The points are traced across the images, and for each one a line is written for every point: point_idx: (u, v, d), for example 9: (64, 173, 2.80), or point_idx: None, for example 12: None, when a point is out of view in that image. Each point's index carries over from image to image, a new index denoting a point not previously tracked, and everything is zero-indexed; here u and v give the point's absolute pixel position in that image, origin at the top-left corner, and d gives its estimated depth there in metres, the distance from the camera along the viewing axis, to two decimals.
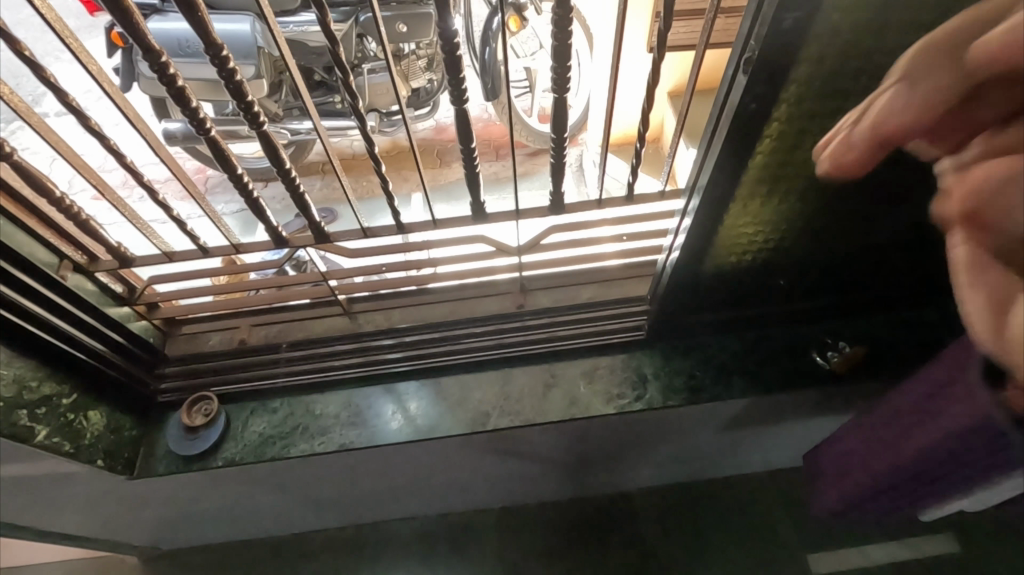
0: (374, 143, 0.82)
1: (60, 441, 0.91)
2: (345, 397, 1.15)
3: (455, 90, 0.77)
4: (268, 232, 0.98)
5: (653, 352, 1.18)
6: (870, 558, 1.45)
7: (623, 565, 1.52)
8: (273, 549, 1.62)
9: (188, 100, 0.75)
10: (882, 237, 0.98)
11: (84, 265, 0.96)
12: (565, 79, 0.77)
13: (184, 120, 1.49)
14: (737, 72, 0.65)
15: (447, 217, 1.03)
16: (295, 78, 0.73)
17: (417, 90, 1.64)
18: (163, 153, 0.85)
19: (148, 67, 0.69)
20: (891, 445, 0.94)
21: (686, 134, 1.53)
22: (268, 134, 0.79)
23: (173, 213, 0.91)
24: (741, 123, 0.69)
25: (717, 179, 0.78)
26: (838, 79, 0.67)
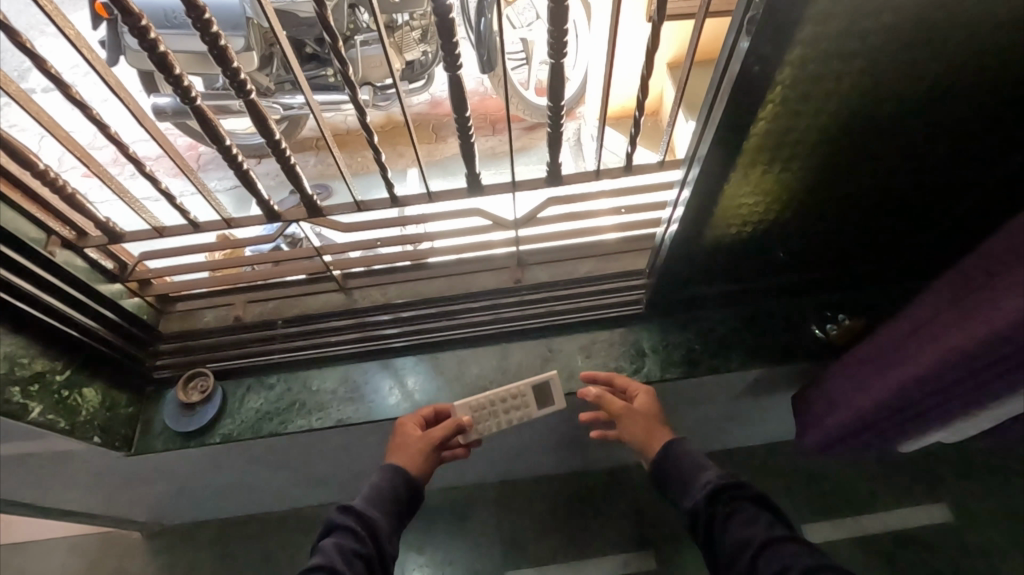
0: (367, 115, 0.85)
1: (55, 418, 0.90)
2: (341, 372, 1.15)
3: (449, 56, 0.74)
4: (260, 206, 0.97)
5: (651, 326, 1.17)
6: (865, 527, 1.47)
7: (620, 535, 1.54)
8: (275, 522, 1.64)
9: (170, 66, 0.72)
10: (883, 207, 0.97)
11: (73, 240, 0.95)
12: (561, 44, 0.74)
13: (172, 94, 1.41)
14: (739, 35, 0.63)
15: (443, 190, 1.01)
16: (277, 35, 0.71)
17: (411, 63, 1.60)
18: (151, 125, 0.83)
19: (129, 32, 0.67)
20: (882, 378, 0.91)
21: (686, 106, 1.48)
22: (256, 103, 0.77)
23: (162, 186, 0.89)
24: (743, 88, 0.67)
25: (717, 147, 0.76)
26: (844, 41, 0.64)
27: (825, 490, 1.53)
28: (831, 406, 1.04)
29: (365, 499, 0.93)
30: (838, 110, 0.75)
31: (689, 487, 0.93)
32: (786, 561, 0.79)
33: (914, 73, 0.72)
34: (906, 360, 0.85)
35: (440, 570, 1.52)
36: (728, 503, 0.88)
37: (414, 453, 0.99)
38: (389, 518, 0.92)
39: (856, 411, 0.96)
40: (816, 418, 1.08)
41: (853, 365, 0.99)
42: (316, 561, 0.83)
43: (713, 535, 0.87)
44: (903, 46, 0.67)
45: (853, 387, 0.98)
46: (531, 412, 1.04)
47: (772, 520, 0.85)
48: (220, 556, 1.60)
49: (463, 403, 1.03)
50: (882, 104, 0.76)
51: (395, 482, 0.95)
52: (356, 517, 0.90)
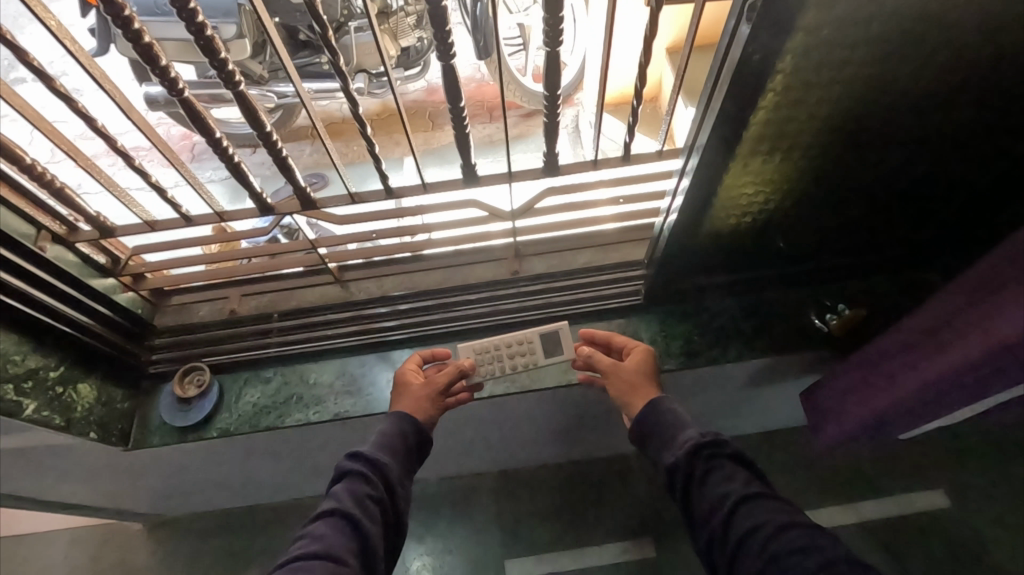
0: (358, 106, 0.83)
1: (50, 415, 0.89)
2: (339, 365, 1.14)
3: (442, 45, 0.73)
4: (253, 199, 0.96)
5: (650, 317, 1.16)
6: (862, 513, 1.48)
7: (619, 523, 1.54)
8: (275, 511, 1.65)
9: (156, 57, 0.70)
10: (884, 196, 0.96)
11: (64, 235, 0.93)
12: (557, 31, 0.73)
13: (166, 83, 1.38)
14: (739, 22, 0.61)
15: (438, 181, 1.00)
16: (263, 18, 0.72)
17: (407, 49, 1.57)
18: (138, 117, 0.82)
19: (110, 20, 0.65)
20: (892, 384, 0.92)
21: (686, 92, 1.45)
22: (246, 95, 0.76)
23: (151, 179, 0.88)
24: (743, 78, 0.65)
25: (716, 136, 0.75)
26: (848, 28, 0.63)
27: (824, 477, 1.54)
28: (845, 405, 1.04)
29: (374, 444, 0.90)
30: (840, 99, 0.74)
31: (668, 442, 0.88)
32: (762, 518, 0.75)
33: (918, 61, 0.70)
34: (923, 362, 0.85)
35: (440, 558, 1.53)
36: (708, 460, 0.83)
37: (422, 399, 0.98)
38: (399, 462, 0.90)
39: (872, 411, 0.97)
40: (830, 416, 1.09)
41: (865, 365, 0.99)
42: (330, 505, 0.81)
43: (687, 490, 0.83)
44: (907, 33, 0.66)
45: (868, 387, 0.98)
46: (536, 360, 1.06)
47: (750, 478, 0.81)
48: (221, 546, 1.61)
49: (467, 346, 1.06)
50: (885, 92, 0.74)
51: (403, 428, 0.92)
52: (367, 463, 0.87)
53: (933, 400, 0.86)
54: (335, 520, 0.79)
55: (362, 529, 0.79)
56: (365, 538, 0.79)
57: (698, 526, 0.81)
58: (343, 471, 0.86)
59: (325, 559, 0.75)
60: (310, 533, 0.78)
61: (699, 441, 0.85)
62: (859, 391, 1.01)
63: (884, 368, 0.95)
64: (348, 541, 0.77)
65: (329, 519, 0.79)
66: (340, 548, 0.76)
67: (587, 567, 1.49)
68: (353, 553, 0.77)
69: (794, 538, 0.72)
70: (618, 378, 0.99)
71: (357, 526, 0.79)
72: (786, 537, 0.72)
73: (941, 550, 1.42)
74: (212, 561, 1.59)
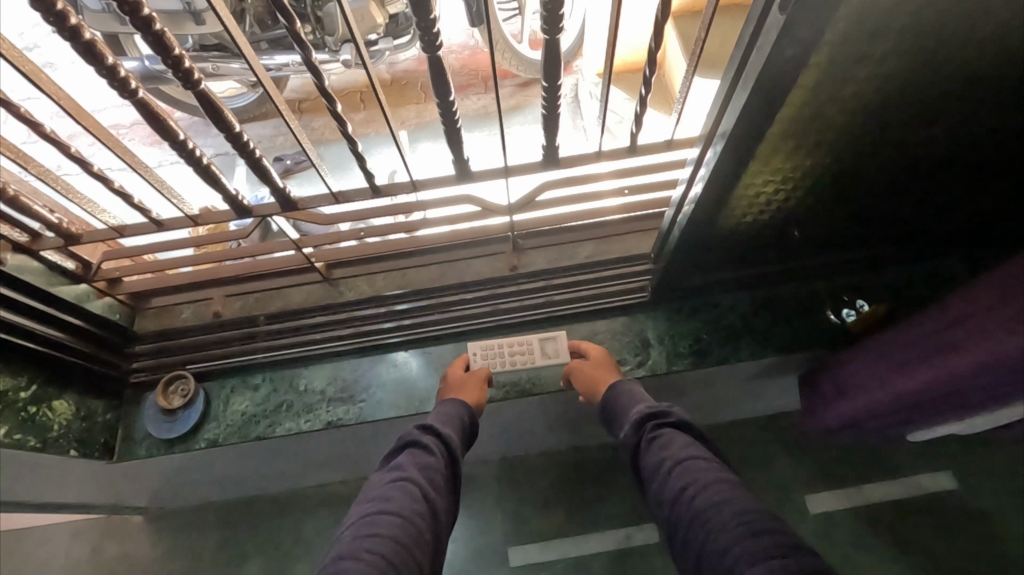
0: (332, 96, 0.72)
1: (22, 437, 0.85)
2: (331, 370, 1.09)
3: (427, 35, 0.64)
4: (228, 202, 0.88)
5: (656, 314, 1.10)
6: (867, 497, 1.47)
7: (623, 510, 1.52)
8: (273, 501, 1.62)
9: (102, 56, 0.60)
10: (912, 189, 0.88)
11: (27, 244, 0.86)
12: (557, 16, 0.64)
13: (144, 58, 1.30)
14: (768, 12, 0.53)
15: (427, 178, 0.92)
16: (236, 40, 0.60)
17: (395, 16, 1.42)
18: (87, 119, 0.69)
19: (43, 19, 0.54)
20: (894, 375, 0.87)
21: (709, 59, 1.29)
22: (209, 95, 0.67)
23: (115, 184, 0.79)
24: (771, 73, 0.57)
25: (735, 136, 0.67)
26: (892, 19, 0.55)
27: (830, 461, 1.52)
28: (833, 397, 1.03)
29: (436, 420, 0.87)
30: (876, 92, 0.66)
31: (623, 420, 0.89)
32: (689, 479, 0.72)
33: (965, 52, 0.62)
34: (923, 362, 0.81)
35: None
36: (654, 429, 0.82)
37: (474, 388, 0.97)
38: (459, 440, 0.87)
39: (858, 409, 0.95)
40: (819, 404, 1.08)
41: (857, 360, 0.97)
42: (396, 472, 0.77)
43: (640, 460, 0.82)
44: (959, 22, 0.58)
45: (855, 381, 0.97)
46: (533, 361, 1.04)
47: (692, 442, 0.79)
48: (220, 539, 1.59)
49: (475, 343, 1.05)
50: (924, 84, 0.67)
51: (463, 411, 0.90)
52: (430, 436, 0.83)
53: (936, 398, 0.81)
54: (403, 484, 0.75)
55: (429, 496, 0.75)
56: (433, 505, 0.74)
57: (650, 494, 0.78)
58: (407, 440, 0.82)
59: (396, 520, 0.70)
60: (376, 496, 0.74)
61: (644, 415, 0.85)
62: (857, 379, 0.96)
63: (888, 357, 0.89)
64: (418, 506, 0.73)
65: (398, 483, 0.75)
66: (409, 509, 0.71)
67: (591, 555, 1.48)
68: (422, 518, 0.72)
69: (712, 494, 0.69)
70: (580, 371, 0.99)
71: (424, 493, 0.75)
72: (705, 493, 0.69)
73: (944, 529, 1.43)
74: (212, 554, 1.57)
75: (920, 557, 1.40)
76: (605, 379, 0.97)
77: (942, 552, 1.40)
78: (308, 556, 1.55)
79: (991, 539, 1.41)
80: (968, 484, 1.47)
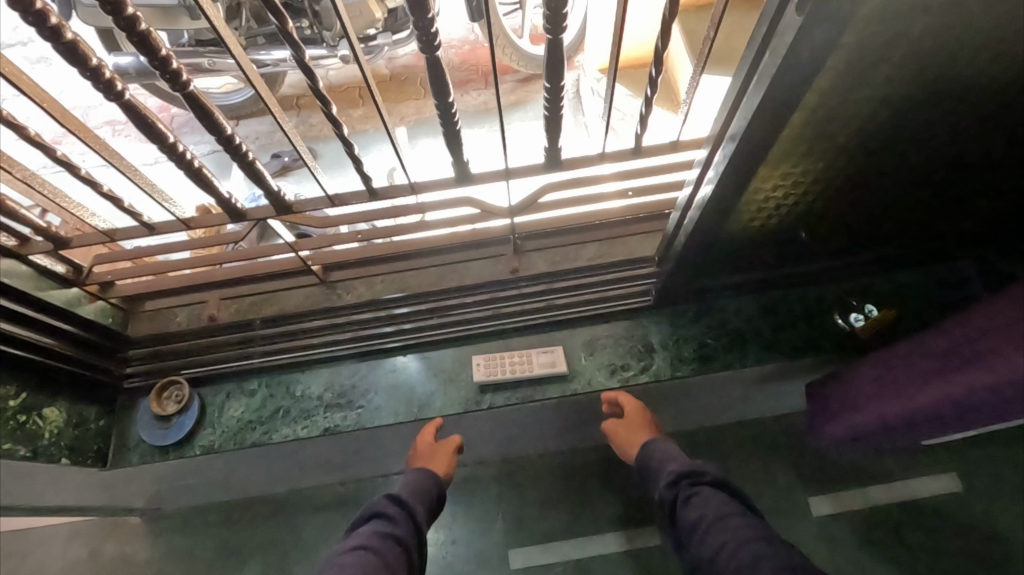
0: (328, 98, 0.70)
1: (11, 447, 0.83)
2: (328, 375, 1.07)
3: (425, 36, 0.62)
4: (221, 205, 0.86)
5: (661, 318, 1.09)
6: (871, 500, 1.46)
7: (624, 514, 1.50)
8: (272, 502, 1.61)
9: (85, 57, 0.58)
10: (926, 193, 0.86)
11: (16, 249, 0.84)
12: (562, 16, 0.61)
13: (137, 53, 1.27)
14: (784, 13, 0.50)
15: (427, 180, 0.90)
16: (224, 39, 0.57)
17: (393, 11, 1.38)
18: (73, 122, 0.66)
19: (22, 18, 0.52)
20: (900, 395, 0.87)
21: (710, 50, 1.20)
22: (198, 96, 0.65)
23: (104, 189, 0.77)
24: (785, 77, 0.55)
25: (745, 141, 0.65)
26: (913, 20, 0.52)
27: (833, 464, 1.50)
28: (840, 408, 1.01)
29: (401, 493, 0.91)
30: (893, 95, 0.64)
31: (656, 479, 0.93)
32: (728, 537, 0.76)
33: (987, 54, 0.60)
34: (931, 382, 0.81)
35: (443, 549, 1.50)
36: (689, 487, 0.86)
37: (442, 457, 1.02)
38: (423, 513, 0.90)
39: (866, 422, 0.94)
40: (824, 415, 1.07)
41: (866, 374, 0.96)
42: (358, 542, 0.79)
43: (675, 520, 0.85)
44: (982, 24, 0.55)
45: (863, 395, 0.95)
46: (531, 370, 1.04)
47: (727, 500, 0.82)
48: (218, 541, 1.57)
49: (480, 353, 1.07)
50: (943, 87, 0.64)
51: (428, 482, 0.95)
52: (394, 507, 0.87)
53: (944, 418, 0.81)
54: (365, 553, 0.77)
55: (391, 563, 0.76)
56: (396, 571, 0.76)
57: (689, 554, 0.81)
58: (372, 511, 0.85)
59: None
60: (338, 565, 0.76)
61: (677, 474, 0.89)
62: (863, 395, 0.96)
63: (895, 377, 0.89)
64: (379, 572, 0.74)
65: (360, 551, 0.77)
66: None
67: (593, 557, 1.46)
68: None
69: (756, 552, 0.72)
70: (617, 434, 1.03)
71: (386, 561, 0.77)
72: (746, 550, 0.73)
73: (951, 533, 1.41)
74: (210, 556, 1.56)
75: (926, 560, 1.39)
76: (640, 440, 1.01)
77: (948, 556, 1.39)
78: (306, 558, 1.54)
79: (997, 543, 1.39)
80: (973, 487, 1.45)
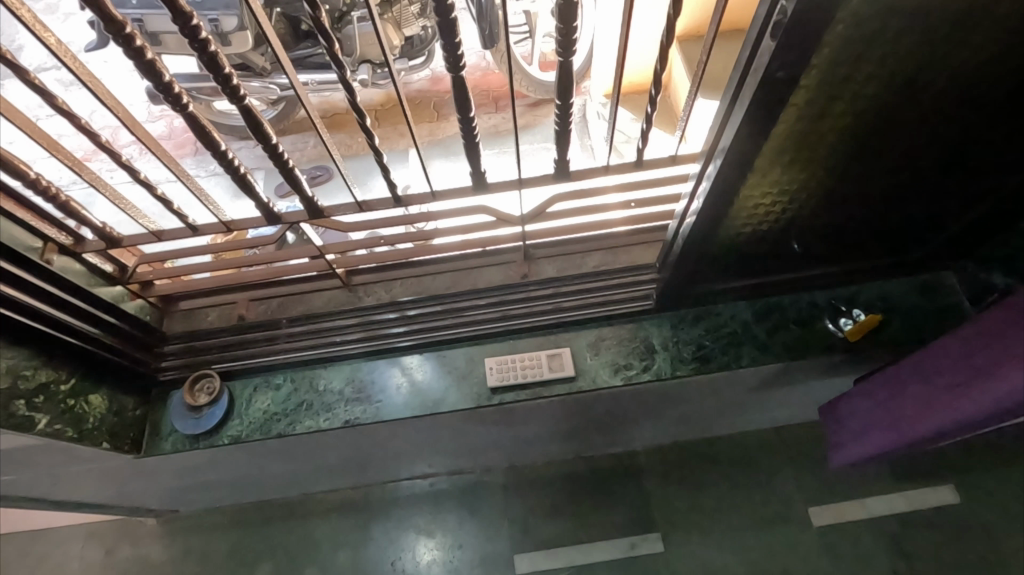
0: (363, 110, 0.78)
1: (62, 427, 0.92)
2: (349, 371, 1.15)
3: (451, 55, 0.71)
4: (260, 208, 0.94)
5: (661, 321, 1.16)
6: (869, 510, 1.50)
7: (627, 522, 1.54)
8: (284, 506, 1.65)
9: (160, 73, 0.66)
10: (903, 205, 0.94)
11: (71, 246, 0.93)
12: (571, 41, 0.71)
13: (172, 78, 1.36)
14: (763, 37, 0.59)
15: (447, 188, 0.99)
16: (278, 55, 0.66)
17: (410, 38, 1.39)
18: (139, 130, 0.75)
19: (113, 40, 0.61)
20: (912, 416, 0.96)
21: (711, 81, 1.21)
22: (252, 109, 0.74)
23: (158, 191, 0.86)
24: (762, 97, 0.64)
25: (734, 152, 0.73)
26: (873, 44, 0.62)
27: (830, 473, 1.55)
28: (862, 430, 1.10)
29: None
30: (865, 109, 0.72)
31: None
32: None
33: (945, 75, 0.69)
34: (938, 404, 0.90)
35: (451, 553, 1.54)
36: None
37: None
38: None
39: (887, 442, 1.03)
40: (849, 438, 1.16)
41: (879, 395, 1.05)
42: None
43: None
44: (935, 48, 0.64)
45: (880, 416, 1.05)
46: (542, 375, 1.11)
47: None
48: (231, 543, 1.61)
49: (491, 358, 1.14)
50: (910, 105, 0.73)
51: None
52: None
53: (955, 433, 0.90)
54: None
55: None
56: None
57: None
58: None
59: None
60: None
61: None
62: (882, 418, 1.04)
63: (904, 399, 0.98)
64: None
65: None
66: None
67: (596, 562, 1.50)
68: None
69: None
70: None
71: None
72: None
73: (949, 543, 1.44)
74: (223, 556, 1.60)
75: (922, 568, 1.42)
76: None
77: (944, 564, 1.42)
78: (316, 561, 1.57)
79: (998, 553, 1.42)
80: (972, 498, 1.49)
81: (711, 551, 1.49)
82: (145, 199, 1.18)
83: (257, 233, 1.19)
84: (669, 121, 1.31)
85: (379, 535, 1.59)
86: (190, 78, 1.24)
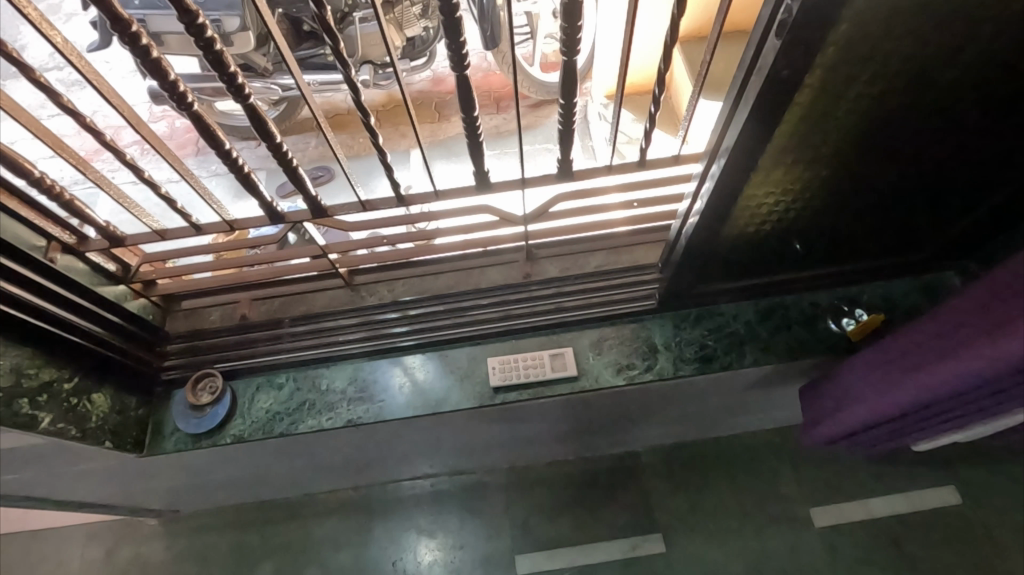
0: (367, 109, 0.79)
1: (65, 426, 0.91)
2: (351, 371, 1.15)
3: (456, 55, 0.71)
4: (264, 208, 0.94)
5: (664, 321, 1.16)
6: (871, 511, 1.49)
7: (628, 522, 1.54)
8: (285, 507, 1.65)
9: (165, 71, 0.66)
10: (906, 205, 0.94)
11: (74, 245, 0.93)
12: (575, 40, 0.71)
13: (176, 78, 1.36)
14: (768, 37, 0.59)
15: (450, 188, 0.99)
16: (284, 54, 0.66)
17: (412, 39, 1.39)
18: (144, 129, 0.75)
19: (119, 38, 0.61)
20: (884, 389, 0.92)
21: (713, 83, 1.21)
22: (256, 108, 0.74)
23: (162, 191, 0.86)
24: (767, 96, 0.64)
25: (738, 152, 0.73)
26: (878, 44, 0.62)
27: (831, 473, 1.55)
28: (835, 405, 1.06)
29: None
30: (868, 109, 0.72)
31: None
32: None
33: (949, 76, 0.69)
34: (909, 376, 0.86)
35: (452, 553, 1.54)
36: None
37: None
38: None
39: (858, 416, 0.99)
40: (822, 416, 1.12)
41: (859, 370, 1.01)
42: None
43: None
44: (939, 49, 0.64)
45: (854, 391, 1.01)
46: (544, 374, 1.11)
47: None
48: (232, 543, 1.61)
49: (494, 358, 1.13)
50: (914, 105, 0.73)
51: None
52: None
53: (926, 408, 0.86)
54: None
55: None
56: None
57: None
58: None
59: None
60: None
61: None
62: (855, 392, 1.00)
63: (880, 373, 0.94)
64: None
65: None
66: None
67: (597, 563, 1.50)
68: None
69: None
70: None
71: None
72: None
73: (950, 544, 1.44)
74: (224, 556, 1.59)
75: (923, 569, 1.42)
76: None
77: (946, 565, 1.42)
78: (317, 561, 1.57)
79: (1000, 553, 1.42)
80: (973, 499, 1.48)
81: (712, 551, 1.48)
82: (148, 199, 1.18)
83: (259, 233, 1.20)
84: (669, 122, 1.31)
85: (380, 534, 1.59)
86: (193, 78, 1.24)
